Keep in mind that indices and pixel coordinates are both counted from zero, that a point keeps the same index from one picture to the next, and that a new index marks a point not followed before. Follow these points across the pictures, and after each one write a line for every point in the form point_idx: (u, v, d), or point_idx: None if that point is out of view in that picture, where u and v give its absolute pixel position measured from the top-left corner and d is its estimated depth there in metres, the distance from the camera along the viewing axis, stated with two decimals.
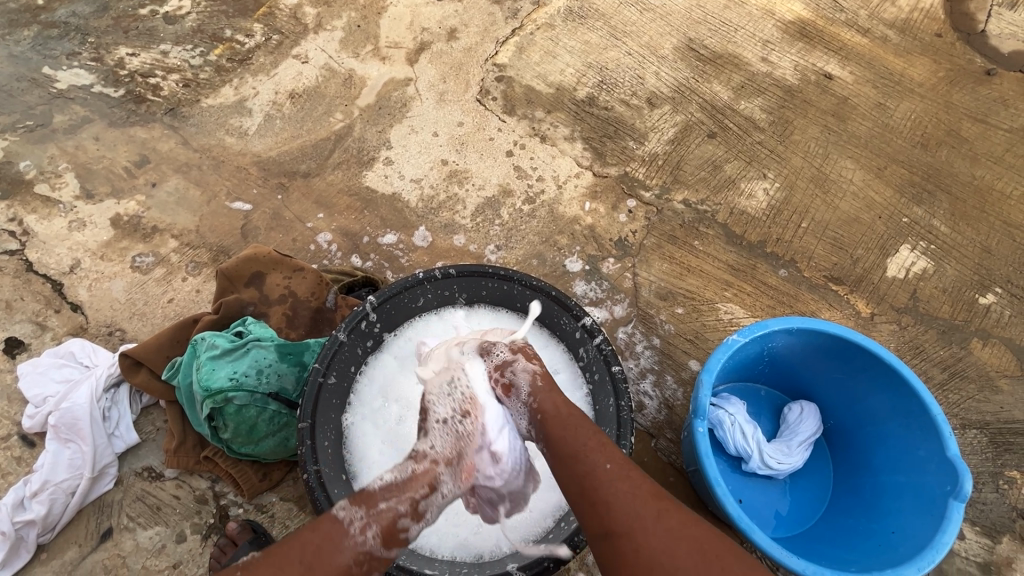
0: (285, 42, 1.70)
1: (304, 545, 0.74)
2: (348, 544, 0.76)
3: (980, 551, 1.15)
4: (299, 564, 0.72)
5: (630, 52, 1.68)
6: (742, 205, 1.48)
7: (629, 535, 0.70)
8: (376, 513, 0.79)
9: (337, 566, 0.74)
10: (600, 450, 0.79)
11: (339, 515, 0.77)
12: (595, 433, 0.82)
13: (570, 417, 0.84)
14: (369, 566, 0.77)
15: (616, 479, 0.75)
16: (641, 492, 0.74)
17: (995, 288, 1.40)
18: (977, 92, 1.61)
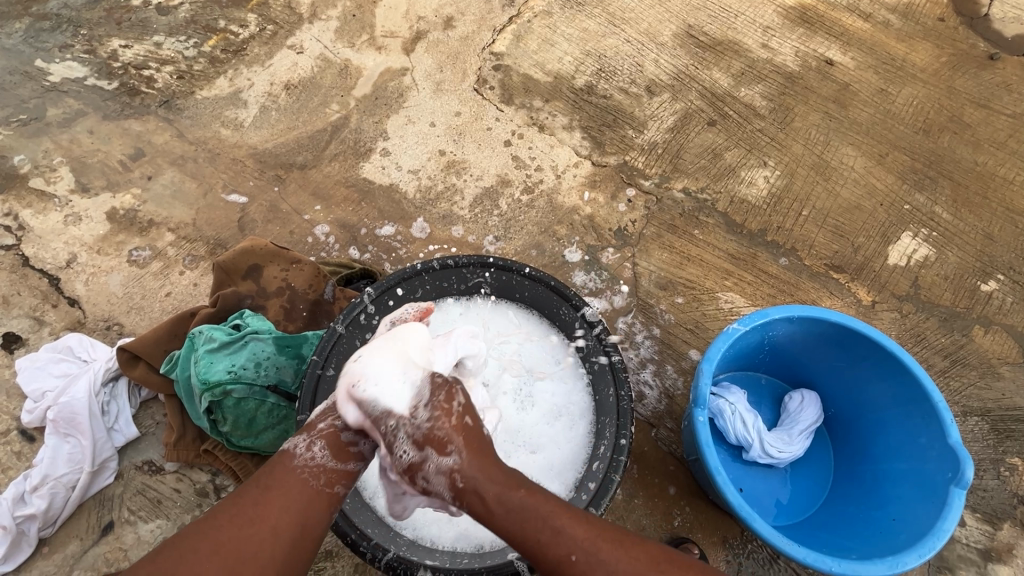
0: (279, 32, 1.68)
1: (259, 476, 0.78)
2: (299, 464, 0.79)
3: (981, 537, 1.15)
4: (255, 487, 0.75)
5: (629, 39, 1.66)
6: (743, 193, 1.47)
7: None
8: (318, 432, 0.82)
9: (291, 482, 0.77)
10: (562, 537, 0.71)
11: (286, 444, 0.80)
12: (550, 510, 0.73)
13: (517, 500, 0.73)
14: (330, 480, 0.79)
15: (594, 568, 0.69)
16: (622, 568, 0.69)
17: (998, 275, 1.39)
18: (980, 77, 1.59)
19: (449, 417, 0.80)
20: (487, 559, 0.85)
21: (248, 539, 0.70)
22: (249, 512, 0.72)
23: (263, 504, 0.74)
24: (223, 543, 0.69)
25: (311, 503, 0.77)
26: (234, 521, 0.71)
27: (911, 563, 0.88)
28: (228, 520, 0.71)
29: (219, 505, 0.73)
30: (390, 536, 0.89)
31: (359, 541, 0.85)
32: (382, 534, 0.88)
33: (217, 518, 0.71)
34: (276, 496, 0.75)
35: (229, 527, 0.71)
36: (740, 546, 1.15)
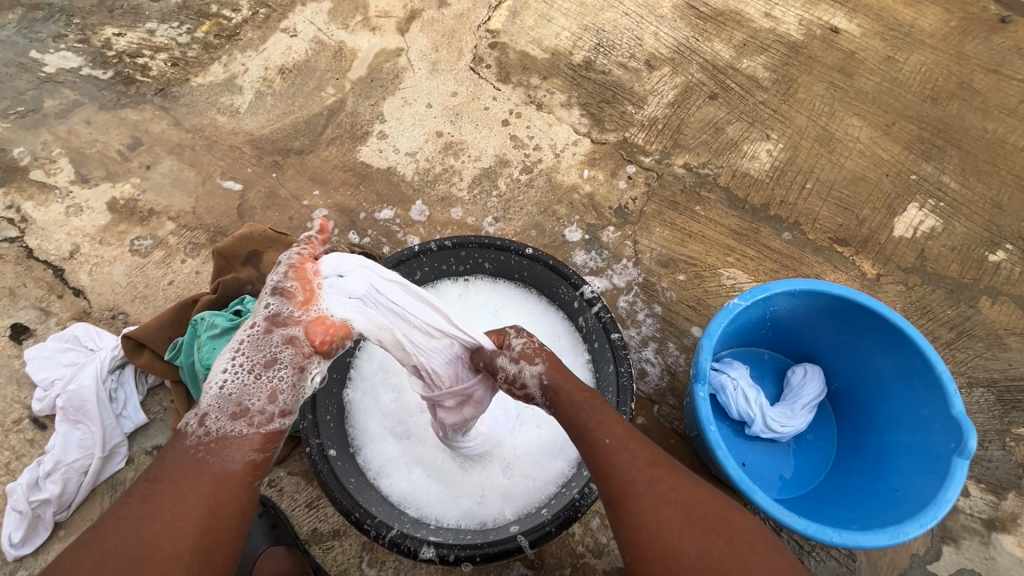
0: (272, 16, 1.66)
1: (151, 471, 0.66)
2: (196, 443, 0.69)
3: (985, 507, 1.14)
4: (146, 482, 0.64)
5: (627, 12, 1.62)
6: (745, 167, 1.45)
7: (625, 504, 0.67)
8: (209, 403, 0.72)
9: (185, 467, 0.67)
10: (599, 425, 0.72)
11: (177, 424, 0.71)
12: (598, 405, 0.75)
13: (576, 402, 0.75)
14: (237, 448, 0.70)
15: (613, 452, 0.70)
16: (640, 460, 0.69)
17: (1006, 245, 1.36)
18: (991, 41, 1.54)
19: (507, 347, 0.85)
20: (490, 536, 0.86)
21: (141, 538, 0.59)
22: (143, 510, 0.61)
23: (154, 498, 0.63)
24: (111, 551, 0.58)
25: (217, 480, 0.67)
26: (127, 522, 0.60)
27: (913, 533, 0.89)
28: (119, 524, 0.60)
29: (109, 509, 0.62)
30: (394, 515, 0.91)
31: (364, 519, 0.86)
32: (386, 513, 0.90)
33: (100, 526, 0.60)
34: (168, 485, 0.64)
35: (120, 531, 0.60)
36: None
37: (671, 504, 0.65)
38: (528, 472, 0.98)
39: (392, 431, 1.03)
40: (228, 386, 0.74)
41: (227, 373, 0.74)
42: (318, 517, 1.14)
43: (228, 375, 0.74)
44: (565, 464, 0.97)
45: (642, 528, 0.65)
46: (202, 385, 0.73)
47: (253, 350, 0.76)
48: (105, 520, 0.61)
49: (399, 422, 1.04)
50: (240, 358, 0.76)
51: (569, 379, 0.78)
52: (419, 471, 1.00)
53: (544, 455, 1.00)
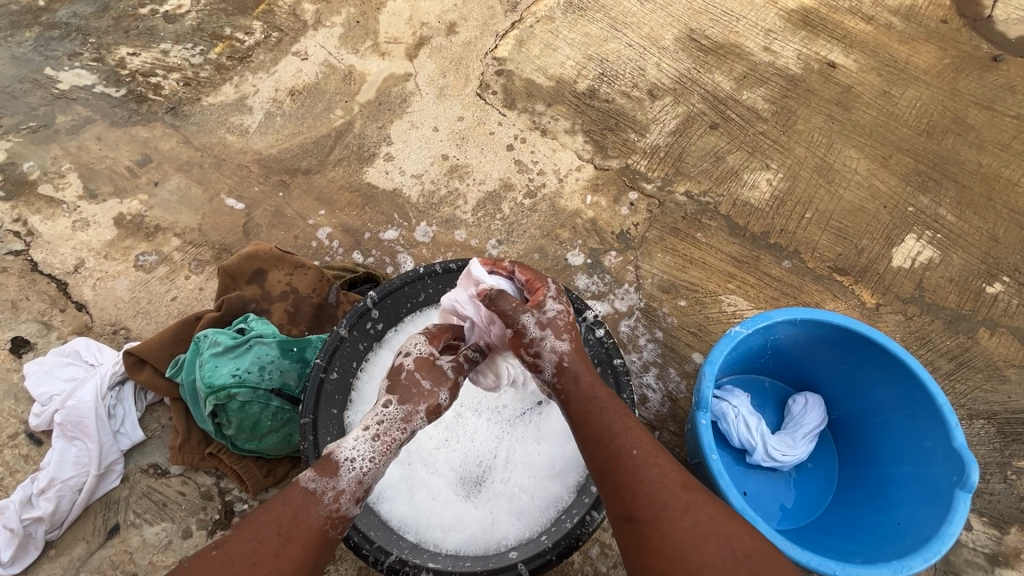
0: (284, 39, 1.70)
1: (277, 520, 0.71)
2: (321, 512, 0.75)
3: (988, 542, 1.13)
4: (276, 535, 0.69)
5: (631, 43, 1.67)
6: (746, 196, 1.47)
7: (656, 525, 0.69)
8: (348, 481, 0.78)
9: (309, 532, 0.72)
10: (629, 433, 0.77)
11: (309, 487, 0.76)
12: (624, 414, 0.80)
13: (599, 398, 0.82)
14: (340, 528, 0.77)
15: (643, 468, 0.73)
16: (672, 485, 0.72)
17: (1003, 277, 1.38)
18: (984, 78, 1.59)
19: (568, 314, 0.92)
20: (489, 563, 0.86)
21: None
22: (269, 564, 0.67)
23: (284, 556, 0.68)
24: None
25: (321, 552, 0.73)
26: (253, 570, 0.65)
27: (916, 568, 0.88)
28: (249, 568, 0.65)
29: (234, 544, 0.67)
30: (393, 539, 0.90)
31: (362, 544, 0.86)
32: (384, 538, 0.89)
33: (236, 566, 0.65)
34: (297, 546, 0.70)
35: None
36: None
37: (710, 533, 0.67)
38: (528, 490, 0.98)
39: None
40: (365, 470, 0.81)
41: (369, 458, 0.82)
42: None
43: (367, 459, 0.82)
44: (565, 488, 0.96)
45: (674, 554, 0.66)
46: (341, 461, 0.79)
47: (395, 444, 0.85)
48: (235, 559, 0.65)
49: None
50: (386, 450, 0.84)
51: (588, 371, 0.86)
52: (422, 496, 0.98)
53: (545, 475, 0.99)
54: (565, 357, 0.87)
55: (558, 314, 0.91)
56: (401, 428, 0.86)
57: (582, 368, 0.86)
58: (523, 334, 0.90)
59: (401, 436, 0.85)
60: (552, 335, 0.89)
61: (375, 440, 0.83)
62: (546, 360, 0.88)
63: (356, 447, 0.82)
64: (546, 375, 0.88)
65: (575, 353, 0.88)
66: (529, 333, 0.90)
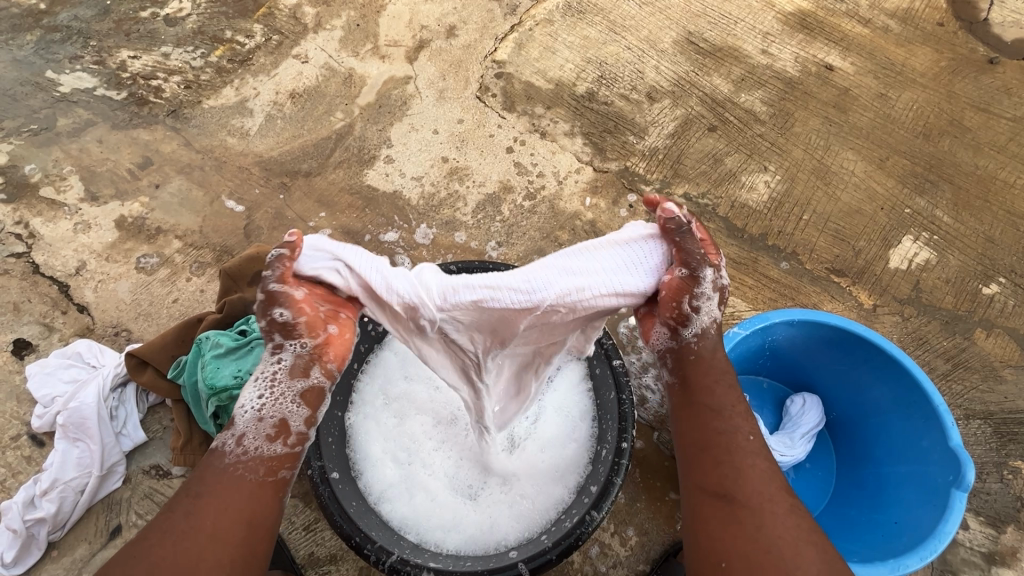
0: (284, 42, 1.70)
1: (186, 487, 0.72)
2: (232, 462, 0.75)
3: (985, 541, 1.14)
4: (184, 499, 0.70)
5: (630, 46, 1.68)
6: (743, 198, 1.48)
7: (752, 508, 0.71)
8: (245, 423, 0.77)
9: (223, 482, 0.73)
10: (751, 422, 0.79)
11: (213, 447, 0.76)
12: (746, 404, 0.81)
13: (732, 378, 0.83)
14: (268, 466, 0.76)
15: (755, 456, 0.75)
16: (775, 482, 0.73)
17: (999, 278, 1.39)
18: (980, 81, 1.60)
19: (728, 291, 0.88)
20: (490, 562, 0.86)
21: (191, 550, 0.66)
22: (182, 526, 0.67)
23: (197, 513, 0.69)
24: (160, 560, 0.64)
25: (252, 494, 0.73)
26: (166, 538, 0.66)
27: (914, 567, 0.88)
28: (160, 537, 0.66)
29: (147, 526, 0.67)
30: (394, 539, 0.90)
31: (364, 543, 0.86)
32: (386, 537, 0.89)
33: (151, 539, 0.66)
34: (209, 500, 0.70)
35: (160, 547, 0.66)
36: None
37: (807, 540, 0.68)
38: (530, 496, 0.98)
39: (394, 454, 1.02)
40: (262, 409, 0.79)
41: (260, 397, 0.79)
42: (315, 541, 1.13)
43: (258, 400, 0.79)
44: (566, 490, 0.96)
45: (766, 538, 0.68)
46: (234, 411, 0.78)
47: (286, 375, 0.82)
48: (146, 535, 0.67)
49: (399, 446, 1.03)
50: (274, 382, 0.81)
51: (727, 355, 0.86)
52: (422, 497, 0.99)
53: (547, 478, 0.99)
54: (719, 325, 0.86)
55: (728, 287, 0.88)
56: (274, 358, 0.82)
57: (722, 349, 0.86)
58: (689, 290, 0.85)
59: (281, 365, 0.82)
60: (715, 300, 0.86)
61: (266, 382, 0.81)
62: (698, 321, 0.85)
63: (249, 395, 0.80)
64: (687, 330, 0.85)
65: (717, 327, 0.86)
66: (701, 286, 0.83)
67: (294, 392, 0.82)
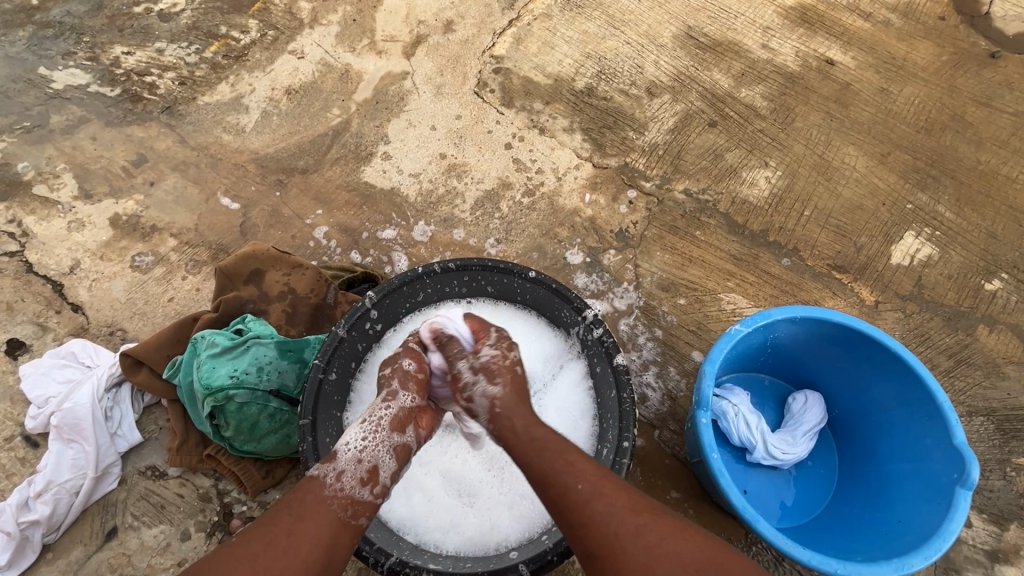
0: (280, 37, 1.68)
1: (287, 505, 0.75)
2: (329, 494, 0.78)
3: (988, 538, 1.14)
4: (287, 516, 0.73)
5: (629, 40, 1.66)
6: (744, 194, 1.47)
7: (611, 557, 0.70)
8: (346, 461, 0.81)
9: (319, 510, 0.75)
10: (572, 468, 0.77)
11: (313, 473, 0.79)
12: (562, 450, 0.80)
13: (537, 438, 0.82)
14: (356, 511, 0.78)
15: (592, 501, 0.74)
16: (619, 510, 0.73)
17: (1001, 274, 1.38)
18: (982, 75, 1.58)
19: (505, 357, 0.94)
20: (490, 564, 0.85)
21: (285, 568, 0.67)
22: (282, 542, 0.70)
23: (296, 534, 0.71)
24: (258, 571, 0.66)
25: (338, 534, 0.75)
26: (268, 550, 0.68)
27: (917, 566, 0.88)
28: (263, 547, 0.68)
29: (250, 531, 0.70)
30: (393, 540, 0.90)
31: (363, 545, 0.85)
32: (384, 540, 0.88)
33: (251, 545, 0.68)
34: (308, 524, 0.73)
35: (262, 556, 0.67)
36: (746, 549, 1.15)
37: (661, 554, 0.69)
38: (531, 496, 0.97)
39: None
40: (363, 450, 0.84)
41: (363, 438, 0.85)
42: None
43: (361, 441, 0.84)
44: None
45: None
46: (337, 446, 0.83)
47: (390, 423, 0.88)
48: (248, 540, 0.69)
49: None
50: (378, 428, 0.87)
51: (525, 414, 0.87)
52: (420, 497, 0.98)
53: None
54: (494, 401, 0.89)
55: (492, 358, 0.94)
56: (383, 405, 0.89)
57: (515, 410, 0.87)
58: (459, 379, 0.94)
59: (388, 411, 0.88)
60: (484, 379, 0.92)
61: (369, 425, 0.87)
62: (477, 405, 0.91)
63: (352, 433, 0.85)
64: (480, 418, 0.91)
65: (510, 393, 0.89)
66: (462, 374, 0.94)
67: (392, 442, 0.86)
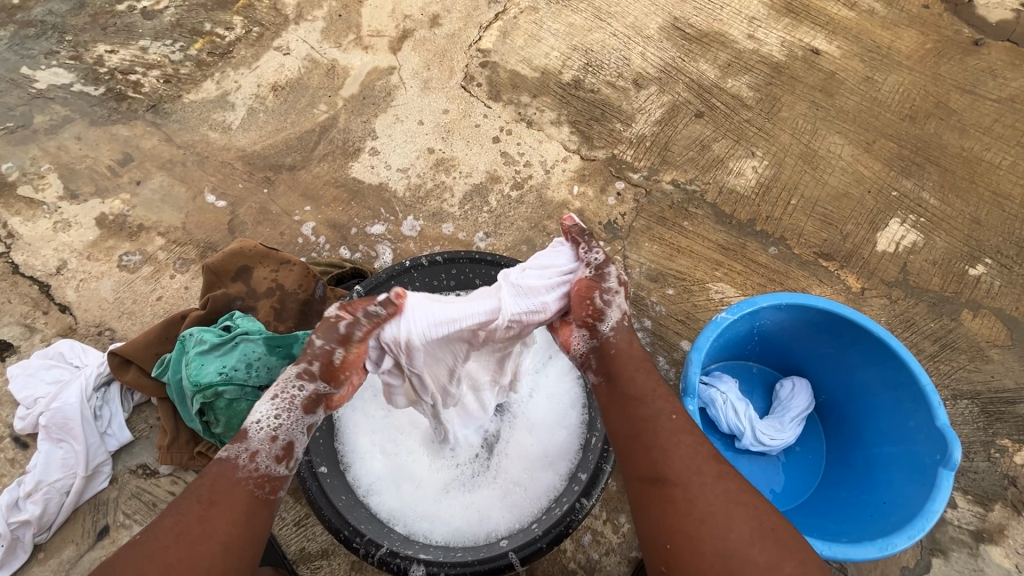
0: (265, 34, 1.68)
1: (196, 491, 0.69)
2: (242, 475, 0.71)
3: (973, 519, 1.15)
4: (196, 504, 0.67)
5: (615, 33, 1.66)
6: (731, 183, 1.48)
7: (685, 488, 0.69)
8: (259, 442, 0.74)
9: (233, 494, 0.70)
10: (666, 398, 0.78)
11: (222, 455, 0.72)
12: (658, 383, 0.80)
13: (644, 362, 0.82)
14: (275, 487, 0.73)
15: (679, 433, 0.74)
16: (704, 451, 0.72)
17: (985, 259, 1.39)
18: (965, 63, 1.60)
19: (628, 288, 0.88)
20: (481, 552, 0.86)
21: (198, 560, 0.63)
22: (193, 532, 0.65)
23: (207, 521, 0.66)
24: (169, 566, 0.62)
25: (258, 512, 0.70)
26: (178, 543, 0.64)
27: (901, 545, 0.89)
28: (172, 542, 0.64)
29: (154, 527, 0.65)
30: (383, 532, 0.90)
31: (353, 537, 0.86)
32: (375, 530, 0.89)
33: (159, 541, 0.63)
34: (220, 510, 0.67)
35: (171, 552, 0.63)
36: None
37: (739, 502, 0.68)
38: (522, 484, 0.98)
39: (383, 447, 1.02)
40: (277, 428, 0.75)
41: (275, 415, 0.75)
42: (306, 536, 1.13)
43: (274, 418, 0.75)
44: (557, 476, 0.96)
45: (702, 516, 0.66)
46: (248, 424, 0.74)
47: (305, 403, 0.77)
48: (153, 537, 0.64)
49: (388, 438, 1.03)
50: (292, 406, 0.76)
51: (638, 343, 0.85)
52: (411, 487, 0.99)
53: (538, 464, 0.99)
54: (627, 316, 0.85)
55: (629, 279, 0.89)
56: (298, 383, 0.77)
57: (628, 338, 0.84)
58: (604, 279, 0.86)
59: (304, 392, 0.77)
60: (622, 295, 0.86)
61: (280, 400, 0.76)
62: (608, 313, 0.84)
63: (262, 409, 0.75)
64: (602, 326, 0.84)
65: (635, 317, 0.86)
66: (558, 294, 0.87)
67: (307, 419, 0.78)
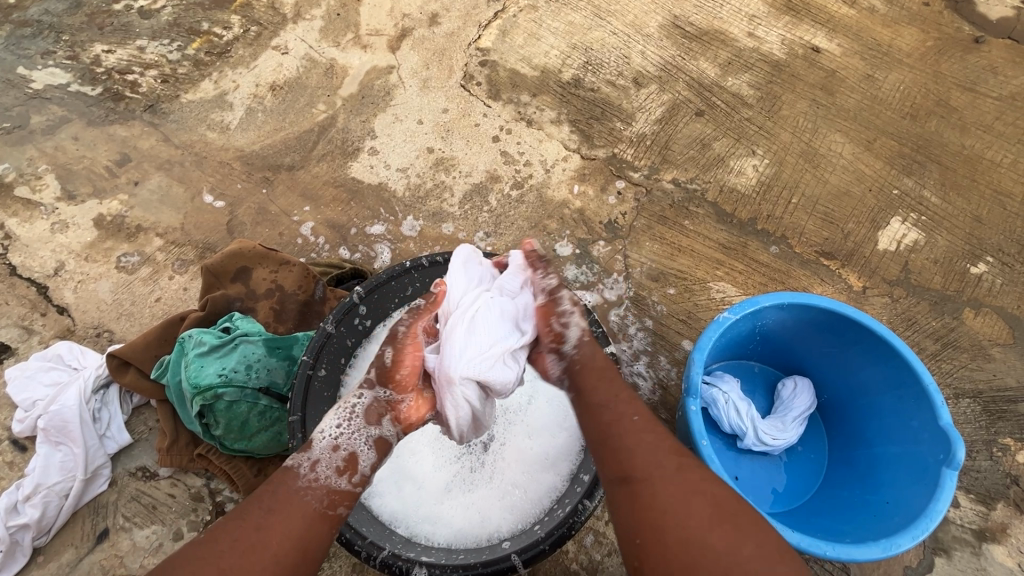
0: (263, 33, 1.67)
1: (259, 499, 0.74)
2: (303, 484, 0.77)
3: (975, 518, 1.15)
4: (256, 511, 0.72)
5: (615, 31, 1.65)
6: (732, 182, 1.47)
7: (647, 483, 0.73)
8: (321, 450, 0.81)
9: (292, 503, 0.74)
10: (630, 402, 0.84)
11: (288, 463, 0.79)
12: (619, 389, 0.86)
13: (609, 371, 0.89)
14: (333, 500, 0.77)
15: (641, 432, 0.79)
16: (664, 447, 0.76)
17: (987, 258, 1.39)
18: (966, 60, 1.59)
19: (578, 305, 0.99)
20: (483, 555, 0.86)
21: (250, 565, 0.66)
22: (250, 538, 0.68)
23: (265, 528, 0.70)
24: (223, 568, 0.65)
25: (312, 525, 0.74)
26: (235, 546, 0.67)
27: (905, 545, 0.89)
28: (229, 545, 0.67)
29: (213, 531, 0.69)
30: (385, 534, 0.91)
31: (354, 539, 0.87)
32: (376, 533, 0.90)
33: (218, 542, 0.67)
34: (279, 519, 0.72)
35: (226, 555, 0.66)
36: None
37: (699, 493, 0.71)
38: (523, 484, 0.98)
39: None
40: (339, 438, 0.83)
41: (339, 425, 0.85)
42: None
43: (337, 428, 0.84)
44: (558, 476, 0.96)
45: (663, 507, 0.70)
46: (314, 434, 0.83)
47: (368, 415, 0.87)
48: (213, 539, 0.68)
49: None
50: (354, 416, 0.86)
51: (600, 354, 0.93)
52: (411, 488, 0.98)
53: (537, 467, 0.99)
54: (585, 331, 0.95)
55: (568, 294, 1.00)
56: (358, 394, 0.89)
57: (594, 353, 0.92)
58: (558, 303, 0.97)
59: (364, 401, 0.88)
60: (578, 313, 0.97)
61: (346, 413, 0.86)
62: (568, 334, 0.95)
63: (330, 421, 0.85)
64: (564, 347, 0.94)
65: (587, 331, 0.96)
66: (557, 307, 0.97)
67: (369, 432, 0.86)
